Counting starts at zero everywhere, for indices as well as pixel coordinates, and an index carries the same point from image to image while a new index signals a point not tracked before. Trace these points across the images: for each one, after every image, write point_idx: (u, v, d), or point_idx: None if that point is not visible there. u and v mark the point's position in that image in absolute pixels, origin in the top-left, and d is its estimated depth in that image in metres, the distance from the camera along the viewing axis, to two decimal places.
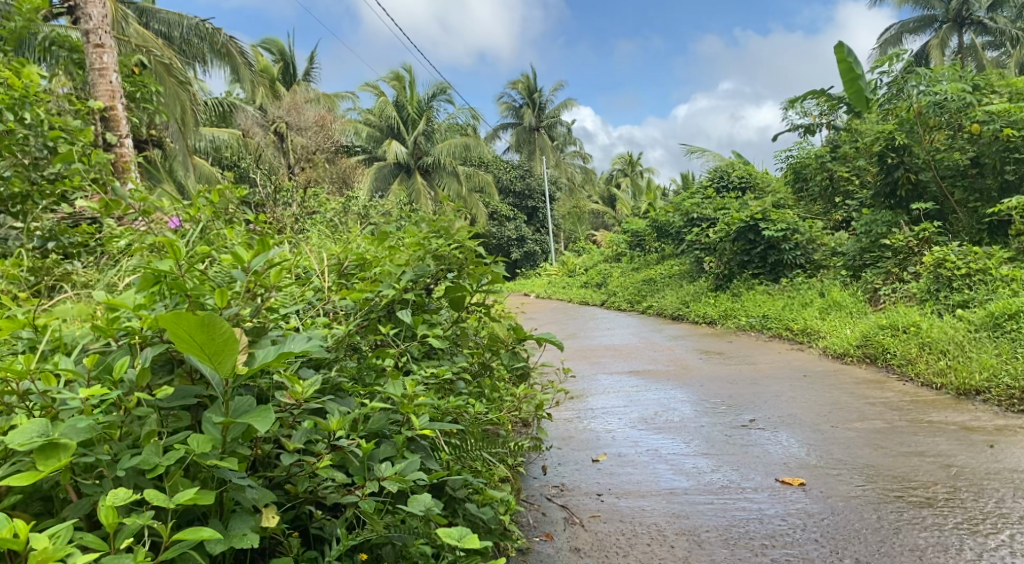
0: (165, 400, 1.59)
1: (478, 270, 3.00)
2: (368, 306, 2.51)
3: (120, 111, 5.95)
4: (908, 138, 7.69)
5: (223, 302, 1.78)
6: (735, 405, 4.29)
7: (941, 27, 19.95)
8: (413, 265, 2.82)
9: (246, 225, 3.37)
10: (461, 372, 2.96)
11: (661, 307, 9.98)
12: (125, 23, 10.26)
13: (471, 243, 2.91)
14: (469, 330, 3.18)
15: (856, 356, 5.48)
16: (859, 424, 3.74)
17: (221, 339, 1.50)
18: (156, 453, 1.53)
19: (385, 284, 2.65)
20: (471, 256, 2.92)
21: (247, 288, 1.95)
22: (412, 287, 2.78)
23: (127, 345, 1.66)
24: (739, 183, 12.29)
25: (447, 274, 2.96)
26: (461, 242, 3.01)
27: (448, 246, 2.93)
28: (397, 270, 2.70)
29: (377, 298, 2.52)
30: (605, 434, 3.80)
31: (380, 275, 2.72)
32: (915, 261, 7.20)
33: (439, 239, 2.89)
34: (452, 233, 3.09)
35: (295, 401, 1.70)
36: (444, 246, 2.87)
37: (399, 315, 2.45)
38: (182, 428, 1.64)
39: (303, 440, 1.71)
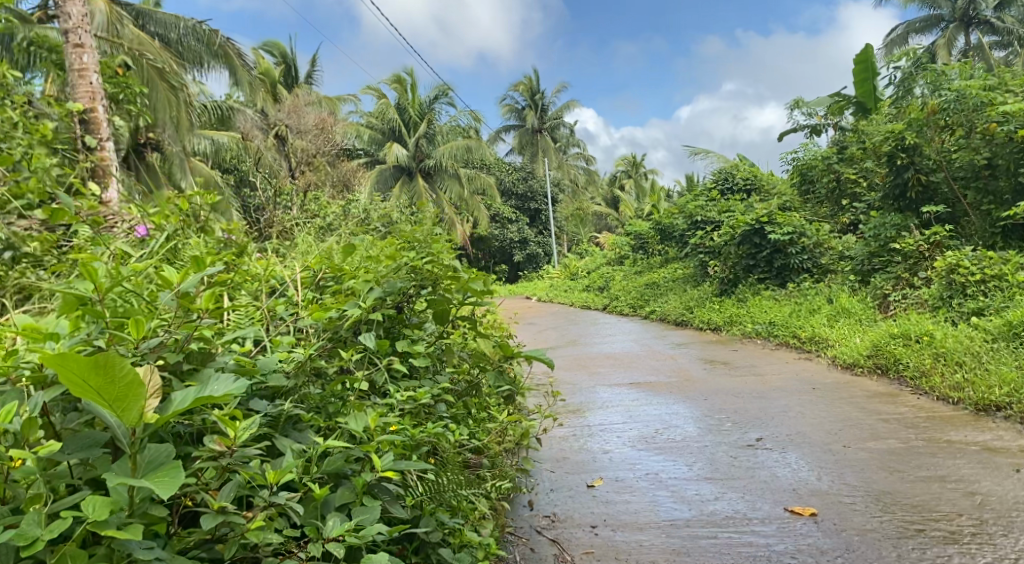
0: (63, 451, 1.48)
1: (456, 284, 2.77)
2: (331, 326, 2.31)
3: (101, 113, 5.75)
4: (919, 138, 7.49)
5: (140, 331, 1.63)
6: (740, 422, 4.06)
7: (948, 26, 19.74)
8: (388, 279, 2.62)
9: (217, 236, 3.24)
10: (442, 394, 2.75)
11: (665, 312, 9.74)
12: (119, 26, 10.06)
13: (446, 258, 2.68)
14: (454, 346, 2.99)
15: (866, 367, 5.24)
16: (872, 444, 3.50)
17: (123, 383, 1.42)
18: (37, 522, 1.40)
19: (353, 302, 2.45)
20: (448, 272, 2.70)
21: (182, 314, 1.80)
22: (382, 305, 2.57)
23: (17, 390, 1.54)
24: (744, 185, 12.08)
25: (421, 290, 2.75)
26: (437, 255, 2.80)
27: (421, 260, 2.71)
28: (365, 288, 2.49)
29: (344, 318, 2.31)
30: (601, 455, 3.57)
31: (348, 293, 2.52)
32: (926, 266, 6.96)
33: (411, 254, 2.68)
34: (430, 247, 2.88)
35: (227, 447, 1.56)
36: (417, 262, 2.65)
37: (363, 339, 2.22)
38: (87, 482, 1.52)
39: (233, 495, 1.53)
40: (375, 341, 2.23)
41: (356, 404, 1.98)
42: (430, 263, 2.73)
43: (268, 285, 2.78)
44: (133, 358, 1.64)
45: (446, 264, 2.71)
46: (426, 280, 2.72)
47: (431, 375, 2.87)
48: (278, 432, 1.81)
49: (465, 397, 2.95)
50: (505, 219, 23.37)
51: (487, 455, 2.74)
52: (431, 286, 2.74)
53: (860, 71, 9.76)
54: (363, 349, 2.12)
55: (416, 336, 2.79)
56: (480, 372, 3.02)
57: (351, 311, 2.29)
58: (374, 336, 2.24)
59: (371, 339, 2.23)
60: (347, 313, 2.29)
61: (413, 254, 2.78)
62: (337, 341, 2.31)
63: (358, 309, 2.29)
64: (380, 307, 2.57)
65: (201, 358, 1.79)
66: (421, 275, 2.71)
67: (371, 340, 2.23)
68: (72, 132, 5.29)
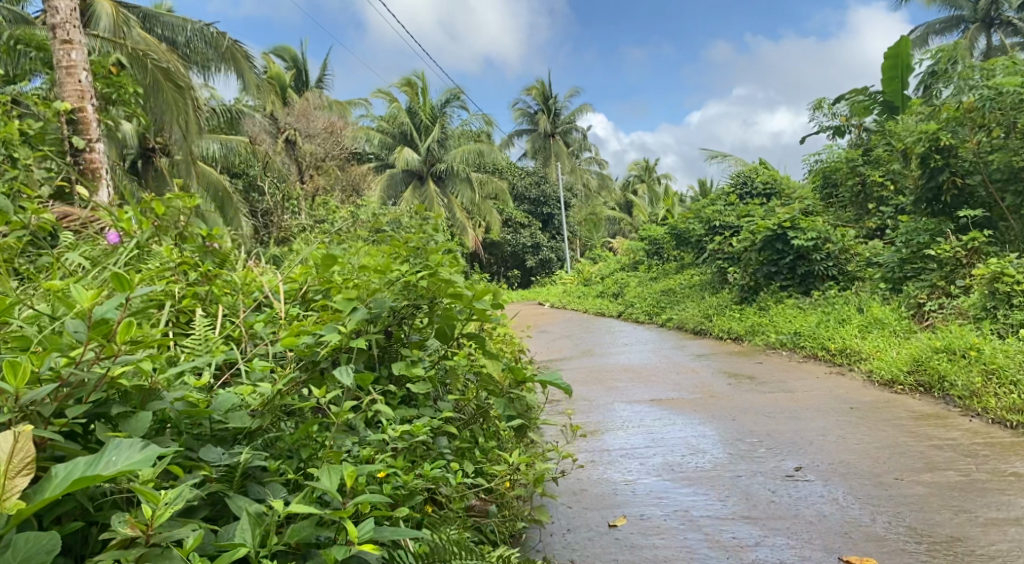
0: None
1: (459, 302, 2.42)
2: (305, 357, 1.98)
3: (91, 113, 5.42)
4: (954, 138, 7.07)
5: (18, 377, 1.36)
6: (774, 446, 3.70)
7: (969, 27, 19.30)
8: (376, 298, 2.30)
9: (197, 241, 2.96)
10: (444, 425, 2.47)
11: (682, 320, 9.35)
12: (125, 29, 9.76)
13: (446, 273, 2.35)
14: (459, 368, 2.69)
15: (907, 385, 4.85)
16: (927, 477, 3.13)
17: None
18: None
19: (334, 324, 2.15)
20: (448, 288, 2.36)
21: (96, 348, 1.51)
22: (368, 326, 2.27)
23: None
24: (764, 189, 11.61)
25: (417, 309, 2.43)
26: (433, 265, 2.47)
27: (415, 274, 2.38)
28: (348, 309, 2.18)
29: (314, 347, 1.95)
30: (624, 487, 3.20)
31: (327, 315, 2.22)
32: (964, 274, 6.58)
33: (403, 267, 2.35)
34: (430, 258, 2.53)
35: (140, 530, 1.31)
36: (411, 278, 2.33)
37: (339, 374, 1.85)
38: None
39: None
40: (353, 377, 1.86)
41: (331, 453, 1.65)
42: (426, 277, 2.38)
43: (248, 299, 2.59)
44: (12, 414, 1.36)
45: (445, 279, 2.37)
46: (421, 300, 2.39)
47: (431, 403, 2.57)
48: (235, 490, 1.51)
49: (467, 426, 2.64)
50: (518, 224, 23.10)
51: (499, 494, 2.43)
52: (429, 305, 2.41)
53: (889, 68, 9.47)
54: (340, 390, 1.76)
55: (414, 358, 2.49)
56: (488, 399, 2.70)
57: (330, 336, 1.95)
58: (352, 371, 1.88)
59: (348, 378, 1.86)
60: (319, 341, 1.94)
61: (409, 266, 2.44)
62: (317, 374, 1.99)
63: (340, 332, 1.96)
64: (364, 331, 2.27)
65: (141, 397, 1.51)
66: (418, 297, 2.38)
67: (347, 378, 1.86)
68: (58, 132, 4.98)
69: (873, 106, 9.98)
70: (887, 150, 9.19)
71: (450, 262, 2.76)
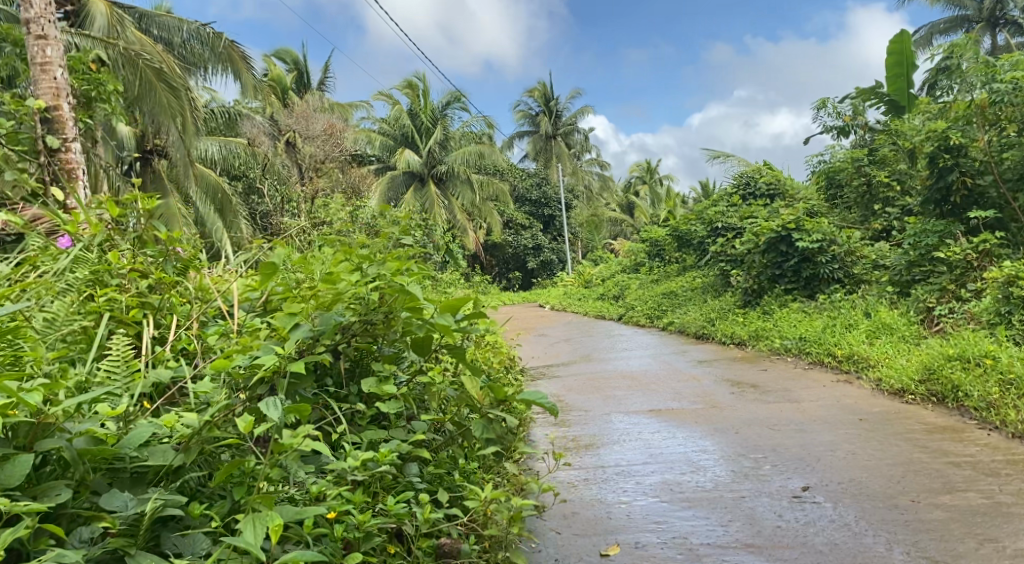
0: None
1: (415, 317, 2.24)
2: (238, 380, 1.93)
3: (67, 112, 5.07)
4: (964, 136, 6.87)
5: None
6: (779, 463, 3.47)
7: (974, 27, 19.05)
8: (316, 317, 2.17)
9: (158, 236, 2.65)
10: (416, 449, 2.26)
11: (683, 324, 9.12)
12: (121, 28, 9.50)
13: (399, 280, 2.19)
14: (436, 384, 2.48)
15: (918, 395, 4.61)
16: (946, 499, 2.91)
17: None
18: None
19: (272, 344, 2.07)
20: (402, 298, 2.21)
21: None
22: (315, 343, 2.14)
23: None
24: (767, 189, 11.37)
25: (372, 324, 2.25)
26: (384, 274, 2.27)
27: (364, 284, 2.23)
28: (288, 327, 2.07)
29: (242, 368, 1.92)
30: (618, 510, 2.98)
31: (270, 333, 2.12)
32: (975, 278, 6.36)
33: (351, 277, 2.21)
34: (386, 265, 2.34)
35: None
36: (359, 289, 2.18)
37: (266, 408, 1.79)
38: None
39: None
40: (281, 410, 1.78)
41: (262, 499, 1.64)
42: (378, 288, 2.24)
43: (204, 309, 2.46)
44: None
45: (398, 287, 2.21)
46: (376, 314, 2.23)
47: (403, 423, 2.36)
48: (141, 543, 1.59)
49: (438, 452, 2.43)
50: (518, 226, 22.90)
51: (479, 523, 2.20)
52: (383, 320, 2.25)
53: (894, 65, 9.26)
54: (265, 422, 1.69)
55: (384, 374, 2.31)
56: (469, 420, 2.47)
57: (264, 359, 1.90)
58: (280, 404, 1.80)
59: (277, 411, 1.78)
60: (247, 362, 1.90)
61: (360, 276, 2.28)
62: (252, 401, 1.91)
63: (275, 355, 1.90)
64: (309, 351, 2.14)
65: (34, 435, 1.60)
66: (370, 310, 2.23)
67: (276, 411, 1.78)
68: (31, 131, 4.66)
69: (880, 104, 9.71)
70: (893, 150, 8.97)
71: (412, 268, 2.59)
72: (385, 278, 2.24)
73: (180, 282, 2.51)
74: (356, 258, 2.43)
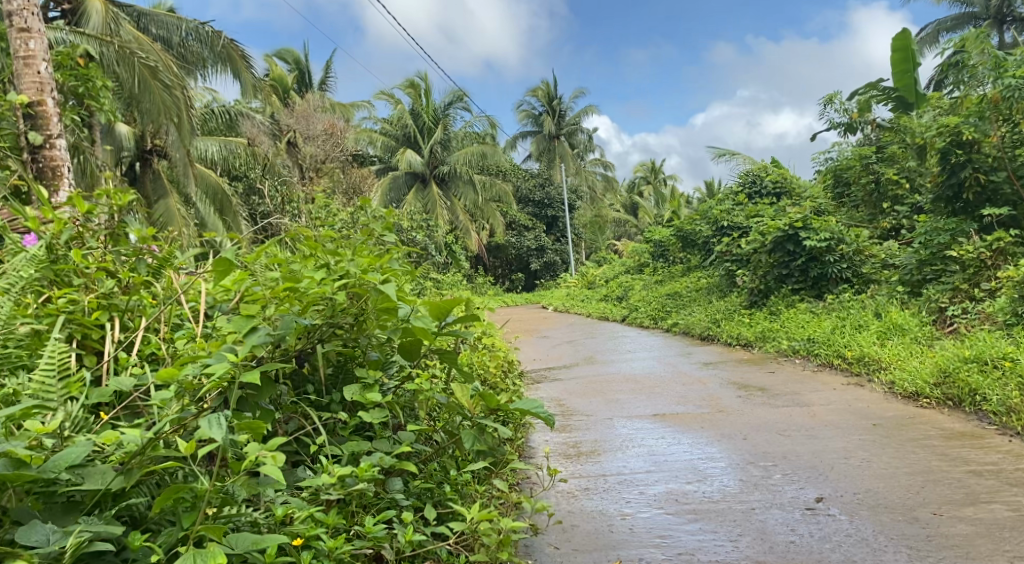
0: None
1: (388, 318, 2.09)
2: (190, 390, 1.81)
3: (51, 108, 4.85)
4: (977, 132, 6.67)
5: None
6: (791, 471, 3.30)
7: (982, 24, 18.79)
8: (280, 320, 2.01)
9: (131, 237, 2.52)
10: (399, 461, 2.10)
11: (688, 325, 8.94)
12: (116, 26, 9.32)
13: (369, 280, 2.05)
14: (424, 389, 2.32)
15: (934, 398, 4.44)
16: (971, 511, 2.73)
17: None
18: None
19: (228, 349, 1.92)
20: (373, 298, 2.06)
21: None
22: (277, 349, 1.99)
23: None
24: (774, 188, 11.19)
25: (342, 326, 2.10)
26: (354, 272, 2.11)
27: (331, 282, 2.07)
28: (246, 330, 1.92)
29: (190, 380, 1.80)
30: (620, 522, 2.81)
31: (226, 338, 1.95)
32: (989, 277, 6.18)
33: (317, 275, 2.06)
34: (358, 262, 2.18)
35: None
36: (325, 290, 2.02)
37: (209, 427, 1.64)
38: None
39: None
40: (225, 429, 1.64)
41: (213, 530, 1.54)
42: (347, 287, 2.09)
43: (175, 312, 2.31)
44: None
45: (370, 288, 2.06)
46: (345, 318, 2.09)
47: (389, 434, 2.19)
48: None
49: (426, 464, 2.26)
50: (522, 227, 22.74)
51: (468, 544, 2.05)
52: (352, 322, 2.10)
53: (899, 64, 9.13)
54: (207, 447, 1.58)
55: (367, 382, 2.16)
56: (458, 429, 2.30)
57: (215, 367, 1.77)
58: (224, 421, 1.66)
59: (221, 429, 1.64)
60: (197, 373, 1.78)
61: (328, 273, 2.13)
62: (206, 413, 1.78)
63: (227, 363, 1.78)
64: (272, 357, 2.00)
65: None
66: (337, 313, 2.08)
67: (218, 430, 1.64)
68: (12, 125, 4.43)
69: (887, 101, 9.54)
70: (902, 148, 8.78)
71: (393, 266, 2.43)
72: (354, 277, 2.09)
73: (148, 283, 2.36)
74: (324, 254, 2.27)
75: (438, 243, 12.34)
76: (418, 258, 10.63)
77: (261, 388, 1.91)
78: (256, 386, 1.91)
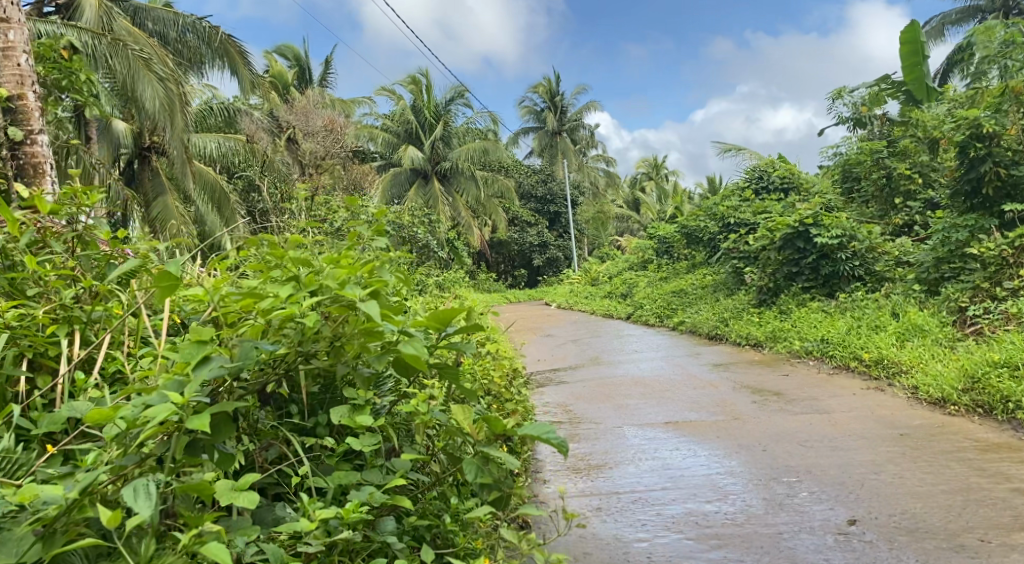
0: None
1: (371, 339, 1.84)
2: (130, 432, 1.57)
3: (33, 102, 4.48)
4: (997, 125, 6.41)
5: None
6: (819, 489, 3.06)
7: (988, 17, 18.45)
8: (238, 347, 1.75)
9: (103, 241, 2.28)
10: (392, 495, 1.87)
11: (695, 324, 8.70)
12: (109, 19, 8.99)
13: (346, 296, 1.80)
14: (422, 414, 2.07)
15: (962, 405, 4.19)
16: (1021, 539, 2.52)
17: None
18: None
19: (177, 380, 1.67)
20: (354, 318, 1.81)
21: None
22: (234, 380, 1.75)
23: None
24: (781, 183, 10.93)
25: (317, 348, 1.85)
26: (329, 286, 1.85)
27: (302, 300, 1.82)
28: (197, 363, 1.66)
29: (127, 421, 1.56)
30: (636, 552, 2.57)
31: (177, 365, 1.70)
32: (1012, 275, 5.90)
33: (284, 294, 1.81)
34: (335, 271, 1.92)
35: None
36: (292, 311, 1.77)
37: (135, 500, 1.44)
38: None
39: None
40: (153, 503, 1.44)
41: None
42: (320, 305, 1.84)
43: (140, 327, 2.07)
44: None
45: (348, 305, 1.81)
46: (318, 342, 1.84)
47: (380, 463, 1.96)
48: None
49: (425, 494, 2.05)
50: (524, 223, 22.51)
51: None
52: (328, 348, 1.86)
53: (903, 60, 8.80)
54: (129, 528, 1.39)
55: (357, 407, 1.92)
56: (460, 455, 2.06)
57: (155, 411, 1.53)
58: (153, 491, 1.46)
59: (148, 504, 1.44)
60: (135, 416, 1.55)
61: (299, 287, 1.87)
62: (150, 465, 1.56)
63: (171, 408, 1.53)
64: (227, 394, 1.75)
65: None
66: (307, 338, 1.83)
67: (145, 504, 1.44)
68: None
69: (898, 94, 9.27)
70: (915, 141, 8.51)
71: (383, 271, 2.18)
72: (329, 294, 1.83)
73: (114, 291, 2.11)
74: (293, 262, 2.01)
75: (440, 239, 12.09)
76: (418, 256, 10.38)
77: (216, 429, 1.66)
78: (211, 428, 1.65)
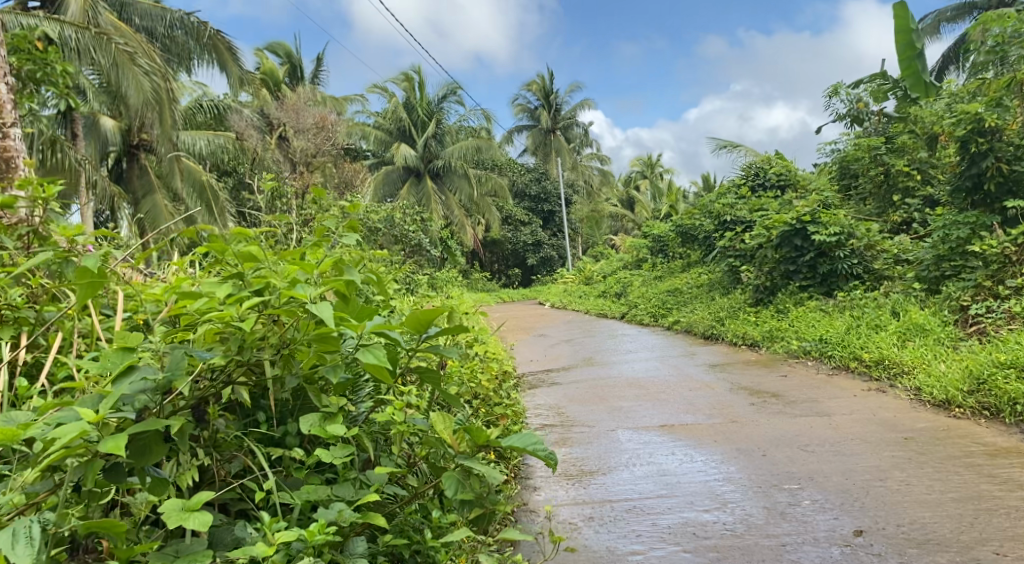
0: None
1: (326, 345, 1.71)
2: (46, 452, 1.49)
3: (5, 93, 4.27)
4: (999, 119, 6.32)
5: None
6: (823, 497, 2.92)
7: (983, 14, 18.34)
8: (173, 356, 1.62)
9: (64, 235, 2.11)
10: (363, 512, 1.73)
11: (690, 323, 8.56)
12: (95, 13, 8.72)
13: (292, 299, 1.66)
14: (399, 424, 1.93)
15: (968, 408, 4.06)
16: None
17: None
18: None
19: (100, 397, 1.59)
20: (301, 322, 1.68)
21: None
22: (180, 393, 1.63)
23: None
24: (777, 180, 10.79)
25: (266, 355, 1.72)
26: (278, 287, 1.72)
27: (245, 302, 1.69)
28: (117, 375, 1.59)
29: (39, 441, 1.50)
30: None
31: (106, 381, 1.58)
32: (1015, 273, 5.76)
33: (220, 295, 1.68)
34: (284, 269, 1.79)
35: None
36: (230, 314, 1.64)
37: (13, 545, 1.40)
38: None
39: None
40: (31, 552, 1.40)
41: None
42: (266, 309, 1.71)
43: (93, 329, 1.93)
44: None
45: (296, 309, 1.68)
46: (263, 349, 1.71)
47: (354, 475, 1.83)
48: None
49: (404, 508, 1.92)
50: (518, 222, 22.36)
51: None
52: (276, 356, 1.73)
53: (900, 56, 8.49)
54: None
55: (321, 416, 1.79)
56: (441, 468, 1.91)
57: (64, 431, 1.45)
58: (35, 537, 1.42)
59: (27, 551, 1.40)
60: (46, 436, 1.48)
61: (243, 288, 1.74)
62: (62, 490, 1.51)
63: (81, 427, 1.46)
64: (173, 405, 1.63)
65: None
66: (250, 344, 1.70)
67: (24, 551, 1.40)
68: None
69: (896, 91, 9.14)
70: (913, 137, 8.43)
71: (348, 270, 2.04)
72: (276, 295, 1.70)
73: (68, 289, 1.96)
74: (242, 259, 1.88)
75: (432, 238, 11.92)
76: (409, 254, 10.21)
77: (140, 452, 1.55)
78: (135, 450, 1.55)
